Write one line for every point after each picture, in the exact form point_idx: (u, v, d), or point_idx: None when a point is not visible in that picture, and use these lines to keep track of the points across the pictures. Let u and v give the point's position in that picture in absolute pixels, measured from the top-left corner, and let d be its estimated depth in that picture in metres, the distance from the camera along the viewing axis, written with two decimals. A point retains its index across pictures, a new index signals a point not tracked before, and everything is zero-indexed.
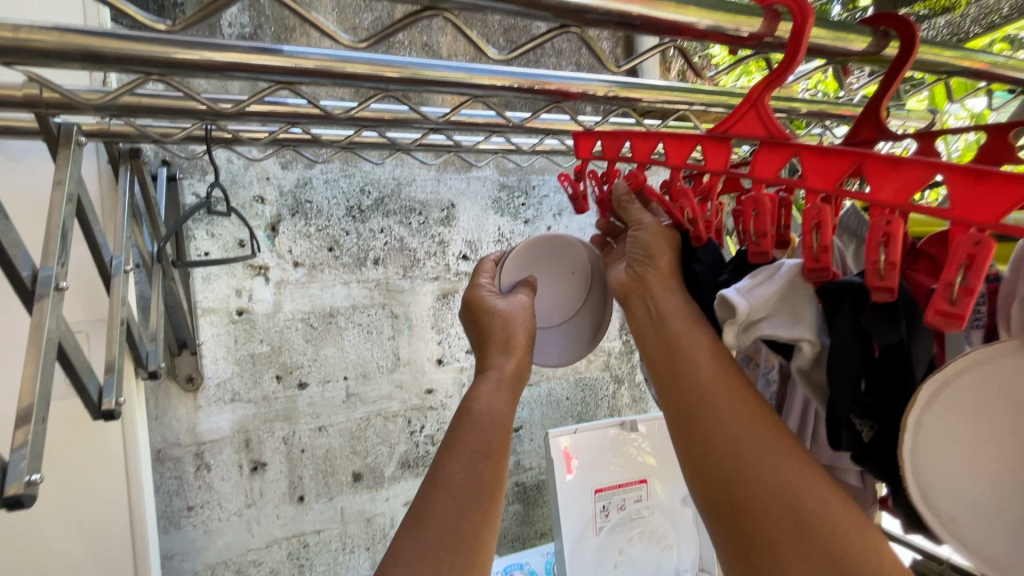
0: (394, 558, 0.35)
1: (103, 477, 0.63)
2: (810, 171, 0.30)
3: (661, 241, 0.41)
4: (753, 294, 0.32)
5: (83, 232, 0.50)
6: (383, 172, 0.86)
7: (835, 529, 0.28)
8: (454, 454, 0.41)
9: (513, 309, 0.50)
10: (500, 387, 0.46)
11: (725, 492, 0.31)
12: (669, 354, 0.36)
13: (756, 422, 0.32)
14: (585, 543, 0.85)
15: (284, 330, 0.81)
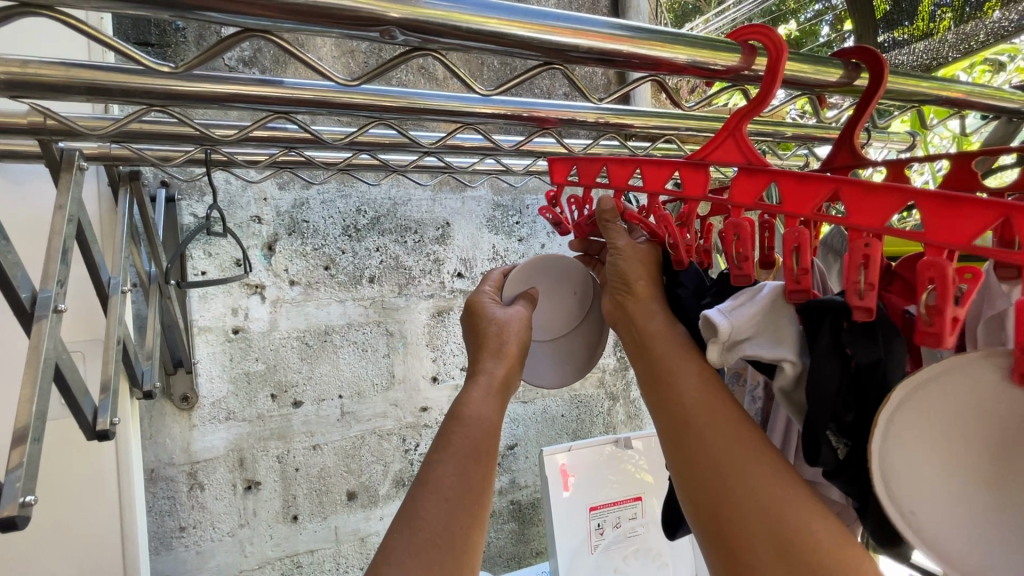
0: (385, 558, 0.35)
1: (97, 497, 0.62)
2: (787, 197, 0.31)
3: (637, 267, 0.41)
4: (737, 314, 0.32)
5: (82, 254, 0.51)
6: (379, 193, 0.88)
7: (817, 550, 0.29)
8: (443, 456, 0.40)
9: (513, 319, 0.49)
10: (489, 394, 0.45)
11: (712, 515, 0.32)
12: (657, 376, 0.37)
13: (740, 443, 0.33)
14: (580, 562, 0.85)
15: (279, 349, 0.82)
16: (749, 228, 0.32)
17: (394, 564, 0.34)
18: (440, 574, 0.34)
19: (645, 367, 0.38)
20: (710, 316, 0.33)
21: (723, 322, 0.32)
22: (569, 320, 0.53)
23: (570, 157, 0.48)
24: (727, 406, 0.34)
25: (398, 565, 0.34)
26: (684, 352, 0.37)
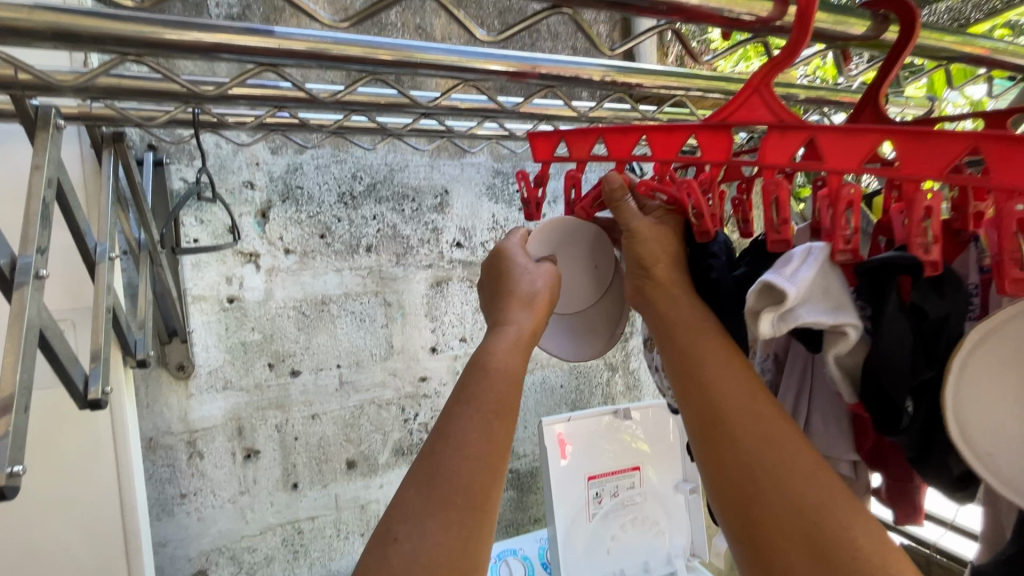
0: (401, 515, 0.34)
1: (94, 466, 0.62)
2: (829, 153, 0.28)
3: (656, 249, 0.39)
4: (801, 279, 0.29)
5: (65, 219, 0.49)
6: (375, 158, 0.85)
7: (858, 557, 0.28)
8: (469, 411, 0.38)
9: (537, 275, 0.47)
10: (516, 347, 0.43)
11: (743, 518, 0.31)
12: (681, 371, 0.36)
13: (779, 443, 0.32)
14: (577, 529, 0.86)
15: (275, 318, 0.80)
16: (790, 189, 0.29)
17: (411, 523, 0.34)
18: (462, 524, 0.34)
19: (671, 355, 0.37)
20: (771, 282, 0.29)
21: (790, 290, 0.29)
22: (589, 293, 0.51)
23: (556, 131, 0.48)
24: (762, 403, 0.33)
25: (415, 523, 0.34)
26: (716, 344, 0.36)
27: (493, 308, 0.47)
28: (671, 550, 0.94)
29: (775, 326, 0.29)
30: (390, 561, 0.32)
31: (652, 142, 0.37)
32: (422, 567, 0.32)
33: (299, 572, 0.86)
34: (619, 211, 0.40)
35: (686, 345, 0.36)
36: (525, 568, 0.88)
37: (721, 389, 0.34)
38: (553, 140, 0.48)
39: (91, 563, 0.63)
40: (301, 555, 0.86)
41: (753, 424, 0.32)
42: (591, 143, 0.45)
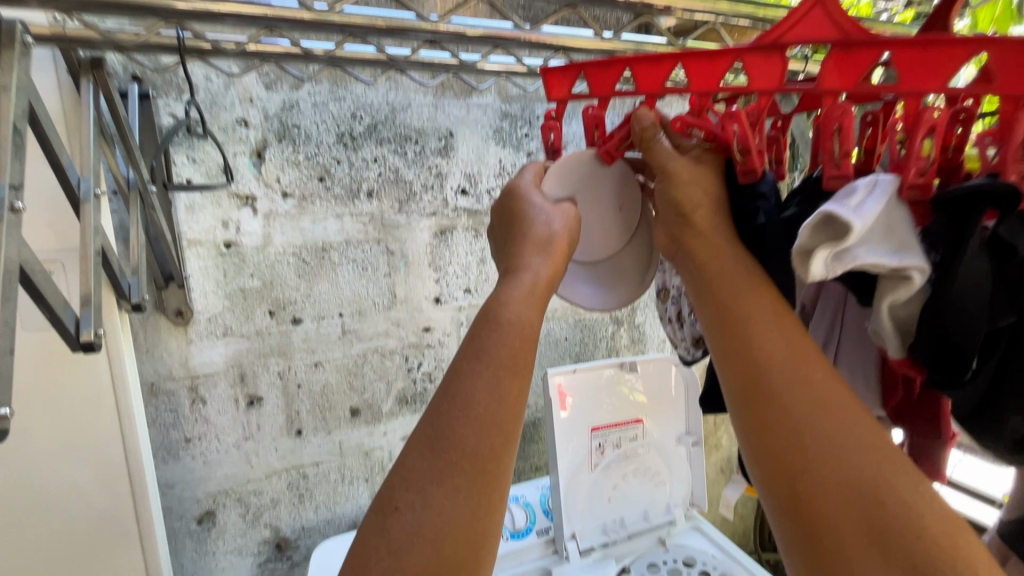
0: (405, 482, 0.35)
1: (94, 412, 0.61)
2: (905, 67, 0.32)
3: (690, 195, 0.42)
4: (862, 212, 0.31)
5: (43, 151, 0.45)
6: (376, 96, 0.80)
7: (923, 539, 0.30)
8: (478, 368, 0.39)
9: (554, 218, 0.47)
10: (531, 296, 0.43)
11: (789, 488, 0.33)
12: (733, 347, 0.38)
13: (841, 425, 0.33)
14: (579, 477, 0.88)
15: (274, 264, 0.78)
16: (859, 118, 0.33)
17: (414, 491, 0.35)
18: (466, 496, 0.35)
19: (725, 339, 0.38)
20: (838, 213, 0.31)
21: (851, 225, 0.30)
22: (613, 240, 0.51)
23: (574, 65, 0.47)
24: (824, 387, 0.35)
25: (419, 492, 0.35)
26: (776, 329, 0.37)
27: (508, 253, 0.47)
28: (671, 499, 0.95)
29: (826, 266, 0.31)
30: (392, 533, 0.34)
31: (687, 70, 0.38)
32: (425, 537, 0.33)
33: (304, 515, 0.88)
34: (652, 151, 0.44)
35: (745, 330, 0.38)
36: (527, 515, 0.89)
37: (779, 371, 0.36)
38: (571, 79, 0.47)
39: (98, 504, 0.63)
40: (307, 499, 0.87)
41: (814, 406, 0.34)
42: (616, 75, 0.45)
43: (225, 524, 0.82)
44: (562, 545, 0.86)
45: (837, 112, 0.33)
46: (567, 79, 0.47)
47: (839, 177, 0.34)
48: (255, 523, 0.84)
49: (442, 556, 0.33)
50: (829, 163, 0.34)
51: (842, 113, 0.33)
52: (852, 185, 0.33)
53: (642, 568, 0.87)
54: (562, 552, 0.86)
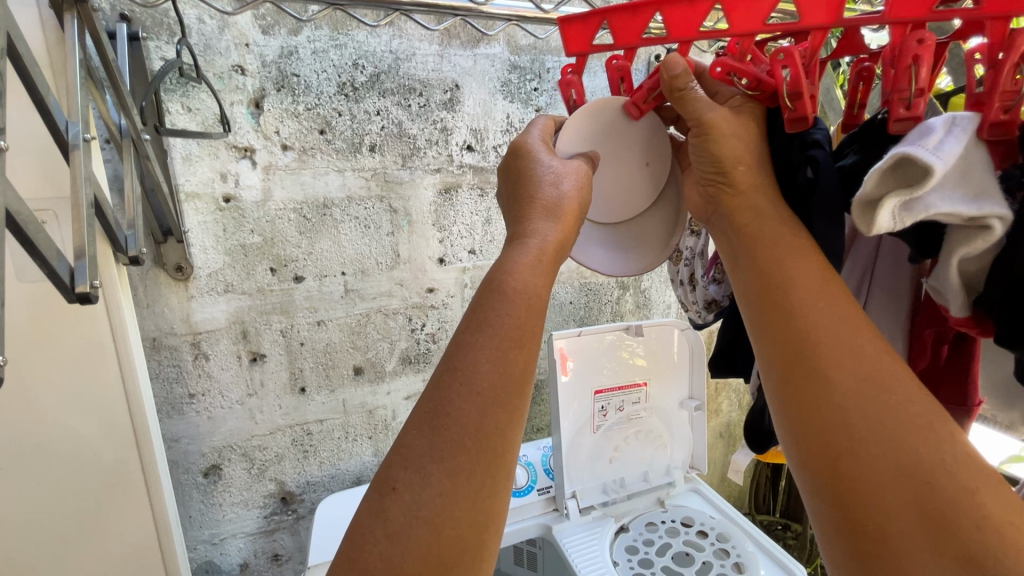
0: (404, 462, 0.35)
1: (96, 366, 0.61)
2: None
3: (739, 155, 0.40)
4: (942, 154, 0.30)
5: (27, 91, 0.43)
6: (378, 44, 0.76)
7: (984, 529, 0.29)
8: (480, 341, 0.38)
9: (567, 175, 0.45)
10: (539, 262, 0.42)
11: (830, 468, 0.34)
12: (777, 325, 0.38)
13: (891, 406, 0.33)
14: (582, 439, 0.88)
15: (275, 221, 0.76)
16: (933, 47, 0.32)
17: (414, 471, 0.34)
18: (469, 476, 0.34)
19: (770, 319, 0.38)
20: (917, 155, 0.30)
21: (933, 169, 0.30)
22: (634, 197, 0.49)
23: (597, 13, 0.43)
24: (875, 367, 0.34)
25: (418, 471, 0.34)
26: (826, 307, 0.36)
27: (514, 216, 0.46)
28: (671, 462, 0.96)
29: (895, 217, 0.31)
30: (389, 514, 0.33)
31: (728, 11, 0.37)
32: (424, 522, 0.33)
33: (308, 470, 0.89)
34: (687, 100, 0.41)
35: (792, 309, 0.37)
36: (529, 473, 0.91)
37: (826, 352, 0.35)
38: (592, 30, 0.44)
39: (104, 456, 0.63)
40: (311, 455, 0.88)
41: (863, 387, 0.34)
42: (644, 22, 0.42)
43: (231, 477, 0.83)
44: (563, 504, 0.88)
45: (913, 43, 0.32)
46: (587, 30, 0.44)
47: (908, 119, 0.33)
48: (261, 478, 0.85)
49: (442, 535, 0.33)
50: (899, 102, 0.33)
51: (917, 44, 0.32)
52: (927, 124, 0.33)
53: (641, 527, 0.89)
54: (563, 511, 0.88)
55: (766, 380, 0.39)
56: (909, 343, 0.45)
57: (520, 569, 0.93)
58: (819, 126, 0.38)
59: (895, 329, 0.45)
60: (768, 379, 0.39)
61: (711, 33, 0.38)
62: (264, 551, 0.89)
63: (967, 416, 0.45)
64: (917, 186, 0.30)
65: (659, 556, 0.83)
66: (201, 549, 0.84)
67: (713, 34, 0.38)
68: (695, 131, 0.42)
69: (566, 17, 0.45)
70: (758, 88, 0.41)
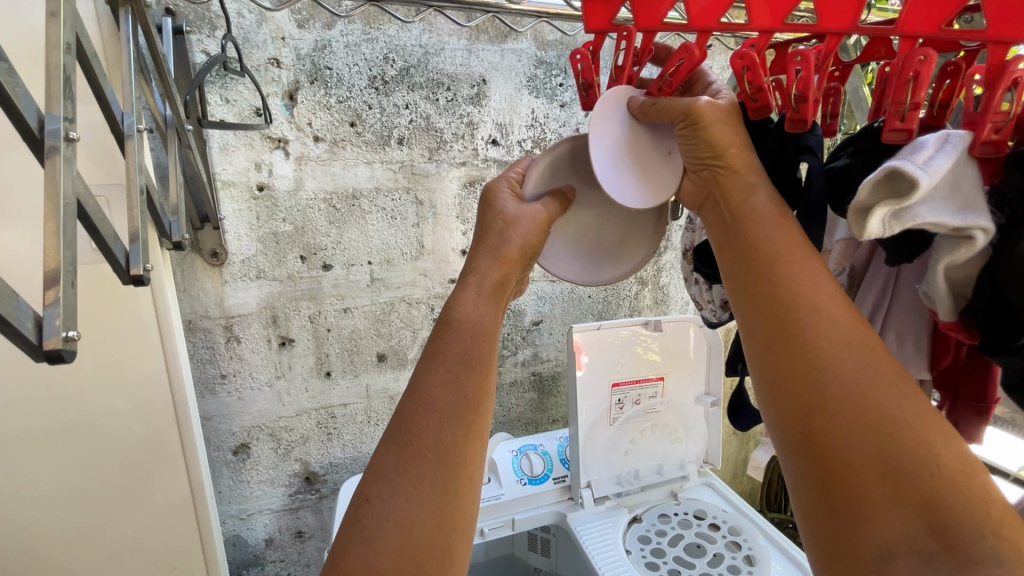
0: (375, 476, 0.39)
1: (139, 345, 0.64)
2: (995, 19, 0.32)
3: (724, 137, 0.41)
4: (930, 169, 0.31)
5: (88, 81, 0.46)
6: (409, 38, 0.77)
7: (938, 477, 0.32)
8: (434, 366, 0.42)
9: (526, 219, 0.47)
10: (481, 295, 0.46)
11: (804, 426, 0.35)
12: (759, 290, 0.39)
13: (863, 368, 0.35)
14: (598, 431, 0.90)
15: (306, 210, 0.78)
16: (935, 64, 0.32)
17: (384, 483, 0.38)
18: (431, 484, 0.38)
19: (752, 284, 0.39)
20: (904, 169, 0.31)
21: (919, 183, 0.31)
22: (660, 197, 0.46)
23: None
24: (850, 332, 0.36)
25: (387, 483, 0.38)
26: (806, 273, 0.38)
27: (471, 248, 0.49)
28: (685, 456, 0.97)
29: (884, 223, 0.33)
30: (364, 521, 0.37)
31: (748, 7, 0.37)
32: (394, 523, 0.37)
33: (332, 451, 0.92)
34: (664, 109, 0.43)
35: (773, 277, 0.38)
36: (545, 462, 0.93)
37: (806, 316, 0.37)
38: (614, 8, 0.44)
39: (145, 430, 0.67)
40: (334, 437, 0.91)
41: (842, 350, 0.35)
42: (666, 8, 0.41)
43: (258, 456, 0.86)
44: (577, 493, 0.90)
45: (915, 59, 0.32)
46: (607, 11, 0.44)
47: (902, 131, 0.34)
48: (287, 457, 0.89)
49: (413, 535, 0.36)
50: (895, 114, 0.34)
51: (920, 61, 0.32)
52: (920, 140, 0.33)
53: (653, 518, 0.91)
54: (577, 499, 0.90)
55: (747, 342, 0.40)
56: (932, 342, 0.46)
57: (533, 555, 0.95)
58: (815, 132, 0.39)
59: (918, 334, 0.46)
60: (749, 341, 0.40)
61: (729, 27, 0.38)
62: (288, 528, 0.92)
63: (980, 416, 0.46)
64: (904, 197, 0.31)
65: (671, 547, 0.85)
66: (229, 523, 0.88)
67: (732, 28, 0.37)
68: (683, 125, 0.42)
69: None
70: (756, 95, 0.40)
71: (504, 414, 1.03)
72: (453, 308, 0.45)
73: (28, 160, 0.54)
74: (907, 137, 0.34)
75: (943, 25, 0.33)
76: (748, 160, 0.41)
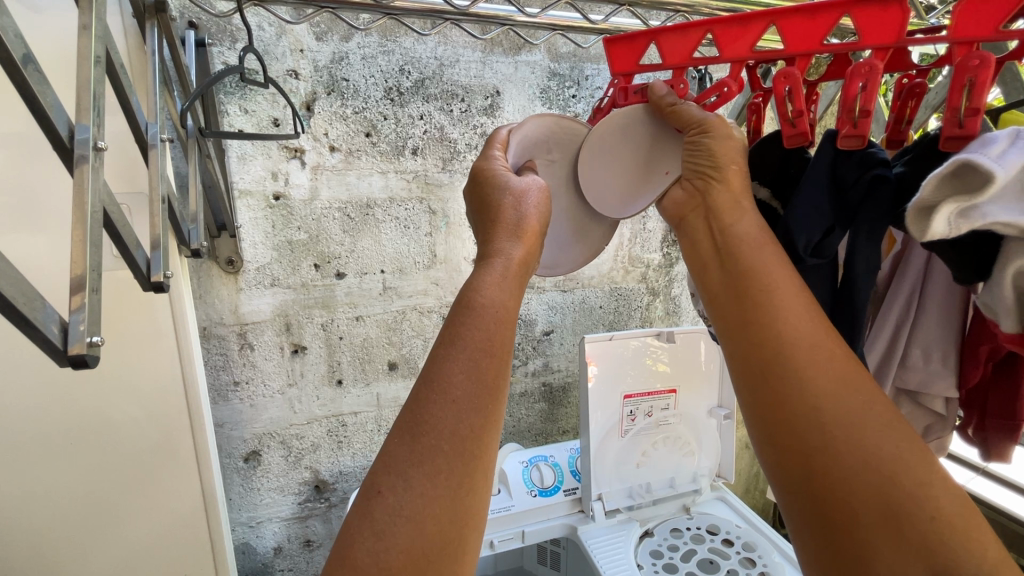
0: (386, 466, 0.34)
1: (156, 351, 0.65)
2: None
3: (728, 151, 0.42)
4: (1006, 163, 0.29)
5: (115, 92, 0.47)
6: (424, 50, 0.78)
7: (939, 521, 0.31)
8: (454, 350, 0.38)
9: (534, 190, 0.47)
10: (504, 278, 0.42)
11: (803, 466, 0.34)
12: (752, 324, 0.38)
13: (858, 407, 0.34)
14: (609, 443, 0.89)
15: (320, 219, 0.79)
16: (994, 66, 0.31)
17: (396, 474, 0.33)
18: (445, 478, 0.34)
19: (747, 317, 0.38)
20: (977, 162, 0.30)
21: (995, 177, 0.29)
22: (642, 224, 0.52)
23: (645, 36, 0.44)
24: (848, 369, 0.35)
25: (400, 475, 0.33)
26: (803, 308, 0.37)
27: (481, 237, 0.46)
28: (697, 470, 0.96)
29: (951, 222, 0.31)
30: (375, 515, 0.32)
31: (785, 33, 0.37)
32: (409, 520, 0.32)
33: (342, 460, 0.92)
34: (676, 113, 0.44)
35: (771, 310, 0.37)
36: (555, 474, 0.92)
37: (800, 351, 0.36)
38: (639, 53, 0.45)
39: (158, 435, 0.67)
40: (344, 445, 0.91)
41: (836, 389, 0.34)
42: (695, 43, 0.42)
43: (269, 463, 0.87)
44: (588, 505, 0.89)
45: (971, 62, 0.32)
46: (631, 53, 0.46)
47: (962, 137, 0.33)
48: (297, 465, 0.89)
49: (428, 532, 0.32)
50: (952, 121, 0.33)
51: (976, 63, 0.32)
52: (987, 136, 0.32)
53: (665, 532, 0.90)
54: (588, 512, 0.89)
55: (739, 378, 0.39)
56: (961, 357, 0.45)
57: (542, 568, 0.94)
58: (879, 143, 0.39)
59: (947, 349, 0.45)
60: (741, 377, 0.39)
61: (765, 53, 0.38)
62: (297, 536, 0.92)
63: (1009, 436, 0.44)
64: (976, 193, 0.30)
65: (683, 562, 0.84)
66: (239, 530, 0.88)
67: (769, 53, 0.38)
68: (693, 132, 0.43)
69: (612, 38, 0.46)
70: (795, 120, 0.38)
71: (513, 425, 1.03)
72: (472, 290, 0.41)
73: (55, 170, 0.55)
74: (967, 143, 0.33)
75: (999, 28, 0.32)
76: (743, 180, 0.42)
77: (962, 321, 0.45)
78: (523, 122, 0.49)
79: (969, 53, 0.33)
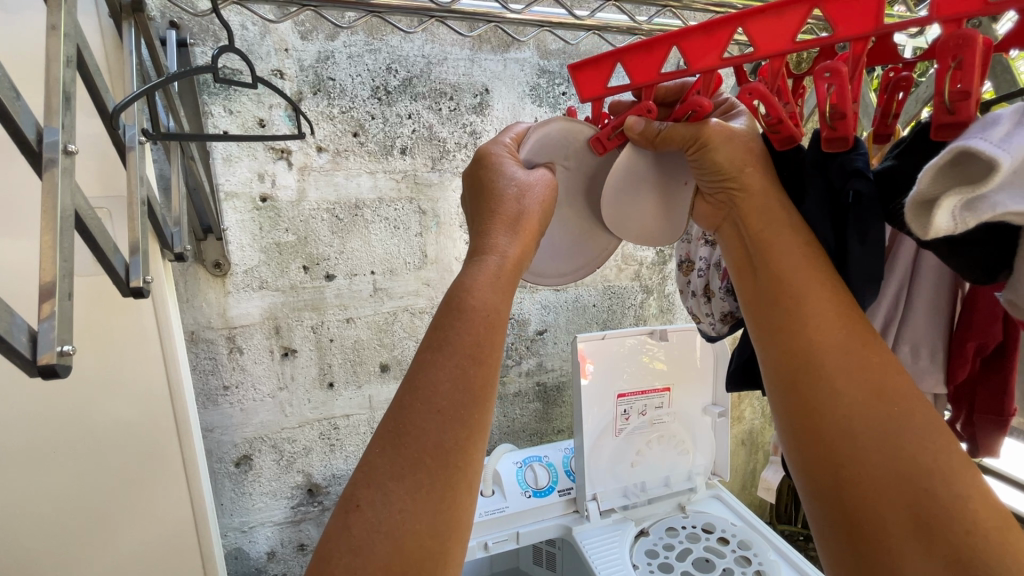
0: (367, 479, 0.33)
1: (139, 356, 0.64)
2: None
3: (740, 156, 0.41)
4: (1010, 147, 0.27)
5: (89, 94, 0.46)
6: (412, 49, 0.77)
7: (973, 533, 0.30)
8: (441, 358, 0.37)
9: (540, 185, 0.45)
10: (498, 277, 0.41)
11: (831, 474, 0.34)
12: (783, 330, 0.37)
13: (890, 418, 0.33)
14: (603, 442, 0.88)
15: (309, 220, 0.78)
16: (978, 48, 0.30)
17: (377, 489, 0.33)
18: (427, 494, 0.33)
19: (776, 323, 0.38)
20: (978, 147, 0.28)
21: (999, 163, 0.27)
22: (652, 231, 0.50)
23: (607, 57, 0.42)
24: (882, 377, 0.34)
25: (380, 488, 0.33)
26: (835, 315, 0.36)
27: (475, 229, 0.44)
28: (693, 468, 0.96)
29: (954, 216, 0.29)
30: (352, 530, 0.32)
31: (752, 35, 0.36)
32: (386, 534, 0.31)
33: (335, 462, 0.91)
34: (668, 136, 0.42)
35: (801, 317, 0.37)
36: (550, 474, 0.91)
37: (832, 360, 0.35)
38: (606, 74, 0.43)
39: (144, 441, 0.66)
40: (338, 448, 0.90)
41: (870, 399, 0.34)
42: (661, 59, 0.40)
43: (261, 467, 0.86)
44: (583, 505, 0.88)
45: (952, 44, 0.31)
46: (590, 75, 0.44)
47: (953, 124, 0.32)
48: (289, 469, 0.88)
49: (405, 551, 0.31)
50: (940, 108, 0.32)
51: (959, 45, 0.30)
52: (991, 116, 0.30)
53: (661, 532, 0.89)
54: (583, 512, 0.89)
55: (769, 384, 0.39)
56: (949, 352, 0.45)
57: (538, 569, 0.93)
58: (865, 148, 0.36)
59: (934, 344, 0.45)
60: (770, 381, 0.38)
61: (738, 59, 0.37)
62: (290, 541, 0.91)
63: (999, 428, 0.44)
64: (979, 182, 0.28)
65: (679, 561, 0.83)
66: (231, 536, 0.87)
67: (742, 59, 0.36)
68: (693, 148, 0.42)
69: (577, 63, 0.44)
70: (774, 126, 0.39)
71: (508, 425, 1.02)
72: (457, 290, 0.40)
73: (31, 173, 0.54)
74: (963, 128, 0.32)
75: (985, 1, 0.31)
76: (764, 180, 0.40)
77: (949, 317, 0.45)
78: (546, 122, 0.47)
79: (954, 31, 0.31)
